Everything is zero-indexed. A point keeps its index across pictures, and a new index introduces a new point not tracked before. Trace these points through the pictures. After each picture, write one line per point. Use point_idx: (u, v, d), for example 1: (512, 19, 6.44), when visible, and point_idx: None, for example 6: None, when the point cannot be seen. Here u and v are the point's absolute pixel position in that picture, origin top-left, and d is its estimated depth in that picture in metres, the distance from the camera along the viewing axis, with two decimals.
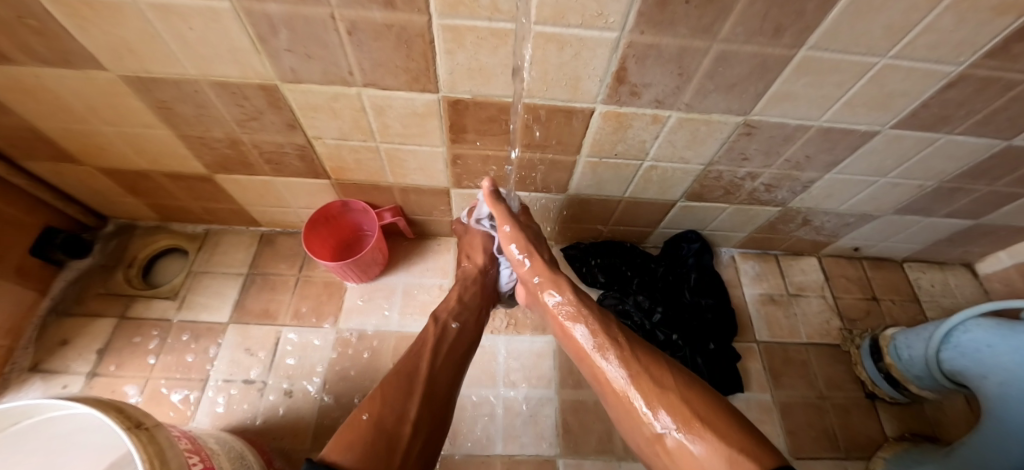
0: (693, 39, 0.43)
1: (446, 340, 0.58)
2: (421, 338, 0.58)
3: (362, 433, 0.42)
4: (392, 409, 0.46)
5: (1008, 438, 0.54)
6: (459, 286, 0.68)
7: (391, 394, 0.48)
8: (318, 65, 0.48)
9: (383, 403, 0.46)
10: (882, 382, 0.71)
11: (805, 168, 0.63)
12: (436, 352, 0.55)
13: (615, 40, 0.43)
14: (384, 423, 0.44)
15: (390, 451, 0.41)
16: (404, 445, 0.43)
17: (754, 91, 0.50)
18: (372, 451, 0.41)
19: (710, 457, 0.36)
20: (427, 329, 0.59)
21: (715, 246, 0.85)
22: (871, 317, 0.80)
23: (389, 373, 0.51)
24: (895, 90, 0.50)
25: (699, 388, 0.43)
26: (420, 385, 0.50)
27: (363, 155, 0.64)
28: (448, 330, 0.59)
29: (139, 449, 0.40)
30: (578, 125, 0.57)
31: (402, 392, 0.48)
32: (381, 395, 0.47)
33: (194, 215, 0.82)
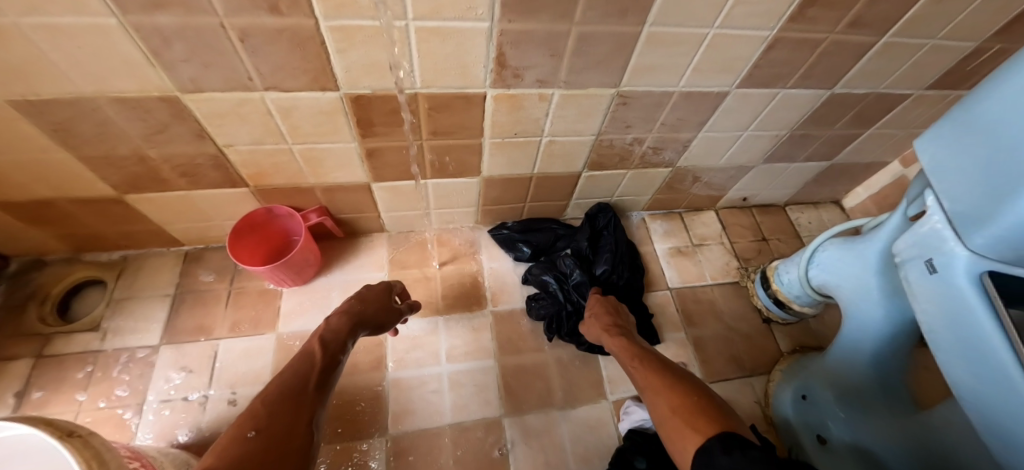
0: (555, 24, 0.50)
1: (336, 362, 0.55)
2: (306, 355, 0.54)
3: (248, 447, 0.37)
4: (281, 424, 0.42)
5: (859, 333, 0.67)
6: (342, 312, 0.63)
7: (278, 411, 0.43)
8: (217, 73, 0.51)
9: (271, 418, 0.42)
10: (773, 306, 0.83)
11: (681, 129, 0.73)
12: (325, 372, 0.52)
13: (488, 30, 0.50)
14: (274, 436, 0.40)
15: (280, 460, 0.38)
16: (297, 452, 0.40)
17: (618, 64, 0.59)
18: (265, 460, 0.37)
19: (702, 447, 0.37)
20: (313, 347, 0.56)
21: (627, 211, 0.94)
22: (762, 255, 0.92)
23: (271, 388, 0.47)
24: (732, 55, 0.60)
25: (696, 389, 0.45)
26: (309, 399, 0.47)
27: (279, 158, 0.67)
28: (341, 360, 0.56)
29: (75, 454, 0.41)
30: (476, 109, 0.63)
31: (290, 407, 0.45)
32: (269, 415, 0.42)
33: (108, 241, 0.80)
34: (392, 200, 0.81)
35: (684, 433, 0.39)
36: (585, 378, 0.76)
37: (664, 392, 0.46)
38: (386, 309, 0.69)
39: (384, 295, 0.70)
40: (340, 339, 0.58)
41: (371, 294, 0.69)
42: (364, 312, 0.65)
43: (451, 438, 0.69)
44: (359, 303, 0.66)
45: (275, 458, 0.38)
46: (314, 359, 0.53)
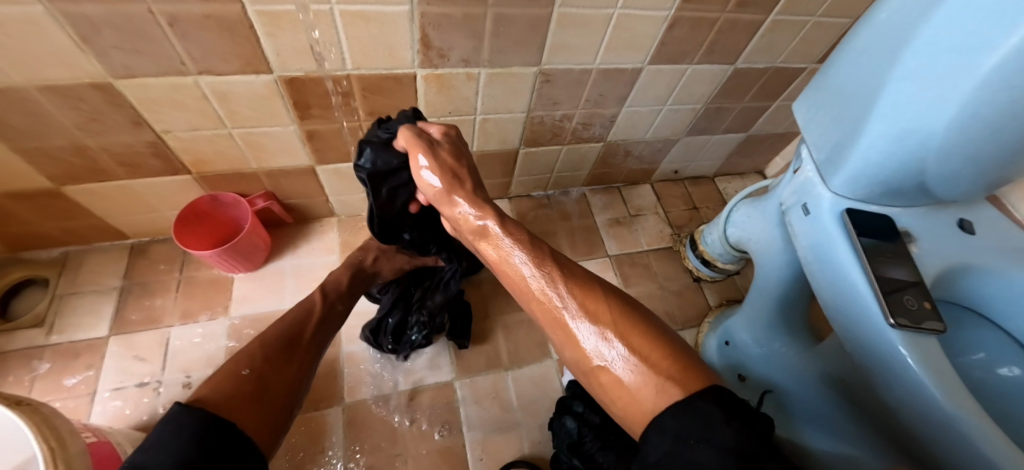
0: (469, 6, 0.55)
1: (327, 315, 0.62)
2: (304, 309, 0.61)
3: (239, 383, 0.44)
4: (272, 368, 0.48)
5: (764, 280, 0.75)
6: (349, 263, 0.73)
7: (273, 355, 0.50)
8: (149, 59, 0.53)
9: (265, 361, 0.48)
10: (701, 266, 0.91)
11: (604, 105, 0.80)
12: (316, 325, 0.59)
13: (409, 12, 0.55)
14: (264, 379, 0.46)
15: (269, 402, 0.44)
16: (286, 396, 0.47)
17: (536, 44, 0.65)
18: (250, 403, 0.42)
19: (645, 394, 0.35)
20: (314, 303, 0.63)
21: (568, 187, 1.01)
22: (693, 221, 1.00)
23: (269, 336, 0.53)
24: (639, 33, 0.67)
25: (642, 321, 0.40)
26: (300, 351, 0.54)
27: (220, 144, 0.69)
28: (336, 310, 0.65)
29: (25, 419, 0.44)
30: (408, 89, 0.67)
31: (283, 353, 0.51)
32: (265, 357, 0.49)
33: (48, 238, 0.79)
34: (338, 183, 0.84)
35: (637, 383, 0.36)
36: (530, 340, 0.82)
37: (594, 328, 0.39)
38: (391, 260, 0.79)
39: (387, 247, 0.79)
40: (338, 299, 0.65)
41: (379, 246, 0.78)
42: (365, 264, 0.74)
43: (405, 401, 0.73)
44: (361, 255, 0.75)
45: (264, 399, 0.44)
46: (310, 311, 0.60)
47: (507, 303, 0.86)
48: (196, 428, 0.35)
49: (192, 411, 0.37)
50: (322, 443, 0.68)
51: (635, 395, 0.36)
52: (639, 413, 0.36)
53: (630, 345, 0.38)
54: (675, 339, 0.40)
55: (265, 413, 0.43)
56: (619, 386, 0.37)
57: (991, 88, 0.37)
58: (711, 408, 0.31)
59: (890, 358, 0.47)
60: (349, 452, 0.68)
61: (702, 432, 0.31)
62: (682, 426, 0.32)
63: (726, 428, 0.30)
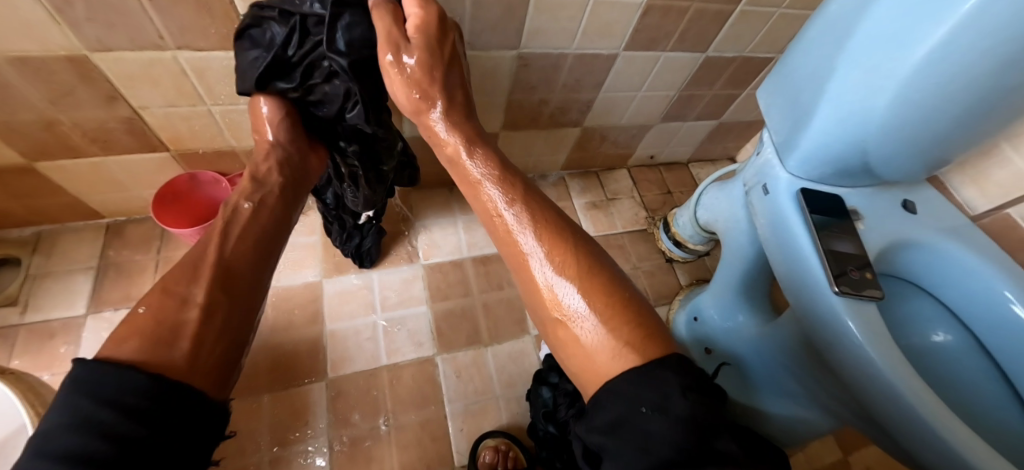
0: None
1: (242, 219, 0.50)
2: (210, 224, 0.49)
3: (137, 323, 0.36)
4: (171, 298, 0.39)
5: (729, 258, 0.80)
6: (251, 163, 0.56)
7: (172, 284, 0.41)
8: (123, 32, 0.54)
9: (162, 294, 0.39)
10: (673, 247, 0.95)
11: (581, 90, 0.82)
12: (228, 232, 0.47)
13: None
14: (165, 312, 0.38)
15: (174, 337, 0.36)
16: (194, 326, 0.38)
17: (514, 28, 0.66)
18: (150, 343, 0.35)
19: (602, 349, 0.38)
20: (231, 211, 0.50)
21: (546, 171, 1.03)
22: (667, 205, 1.04)
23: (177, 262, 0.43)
24: (612, 19, 0.69)
25: (608, 278, 0.42)
26: (210, 267, 0.43)
27: (197, 121, 0.69)
28: (239, 207, 0.51)
29: (9, 386, 0.45)
30: None
31: (185, 277, 0.41)
32: (160, 290, 0.40)
33: (16, 217, 0.77)
34: None
35: (596, 344, 0.38)
36: (509, 316, 0.85)
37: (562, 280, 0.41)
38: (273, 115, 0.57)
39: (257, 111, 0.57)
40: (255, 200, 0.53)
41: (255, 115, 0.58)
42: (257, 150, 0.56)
43: (387, 376, 0.76)
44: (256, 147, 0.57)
45: (168, 337, 0.36)
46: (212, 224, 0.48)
47: (487, 282, 0.88)
48: (104, 390, 0.30)
49: (93, 372, 0.31)
50: (305, 416, 0.70)
51: (590, 352, 0.39)
52: (590, 368, 0.38)
53: (594, 306, 0.40)
54: (640, 299, 0.42)
55: (167, 352, 0.35)
56: (578, 343, 0.39)
57: (938, 64, 0.40)
58: (668, 377, 0.33)
59: (835, 325, 0.50)
60: (331, 424, 0.70)
61: (656, 397, 0.32)
62: (634, 388, 0.33)
63: (680, 399, 0.31)
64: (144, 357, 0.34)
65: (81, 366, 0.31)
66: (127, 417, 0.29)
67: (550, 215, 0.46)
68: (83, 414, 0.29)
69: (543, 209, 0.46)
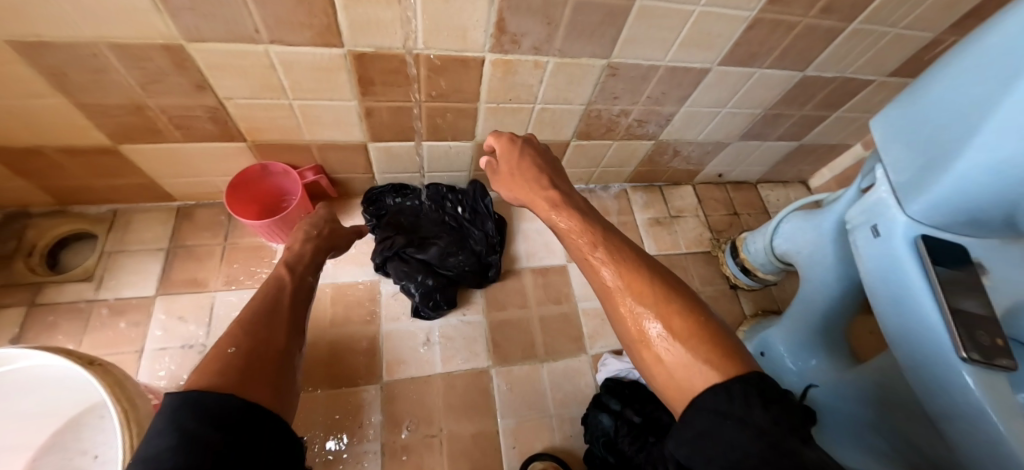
0: None
1: (293, 285, 0.55)
2: (271, 284, 0.54)
3: (229, 360, 0.37)
4: (258, 340, 0.42)
5: (807, 293, 0.74)
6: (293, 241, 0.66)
7: (254, 329, 0.43)
8: (220, 23, 0.52)
9: (247, 337, 0.42)
10: (740, 274, 0.89)
11: (664, 103, 0.77)
12: (286, 294, 0.52)
13: None
14: (256, 350, 0.40)
15: (261, 372, 0.38)
16: (277, 366, 0.40)
17: (610, 37, 0.63)
18: (249, 372, 0.37)
19: (683, 369, 0.35)
20: (282, 278, 0.56)
21: (609, 182, 0.98)
22: (733, 227, 0.98)
23: (244, 313, 0.46)
24: (714, 32, 0.64)
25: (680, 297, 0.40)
26: (282, 318, 0.48)
27: (276, 114, 0.68)
28: (308, 281, 0.59)
29: (99, 378, 0.45)
30: (473, 74, 0.66)
31: (265, 323, 0.45)
32: (247, 332, 0.42)
33: (96, 194, 0.79)
34: (385, 162, 0.81)
35: (677, 363, 0.35)
36: (566, 334, 0.82)
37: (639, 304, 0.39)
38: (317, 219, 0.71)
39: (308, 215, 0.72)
40: (306, 270, 0.60)
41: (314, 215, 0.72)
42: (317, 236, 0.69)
43: (442, 384, 0.75)
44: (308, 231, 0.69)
45: (257, 369, 0.38)
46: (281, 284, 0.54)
47: (545, 295, 0.85)
48: (204, 405, 0.31)
49: (187, 399, 0.31)
50: (359, 419, 0.70)
51: (674, 375, 0.35)
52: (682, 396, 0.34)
53: (667, 323, 0.38)
54: (714, 316, 0.39)
55: (259, 384, 0.36)
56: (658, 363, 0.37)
57: None
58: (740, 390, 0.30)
59: (958, 390, 0.46)
60: (385, 430, 0.70)
61: (733, 409, 0.29)
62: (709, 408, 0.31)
63: (761, 411, 0.29)
64: (235, 384, 0.34)
65: (178, 394, 0.31)
66: (210, 424, 0.29)
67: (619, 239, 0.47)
68: (184, 430, 0.28)
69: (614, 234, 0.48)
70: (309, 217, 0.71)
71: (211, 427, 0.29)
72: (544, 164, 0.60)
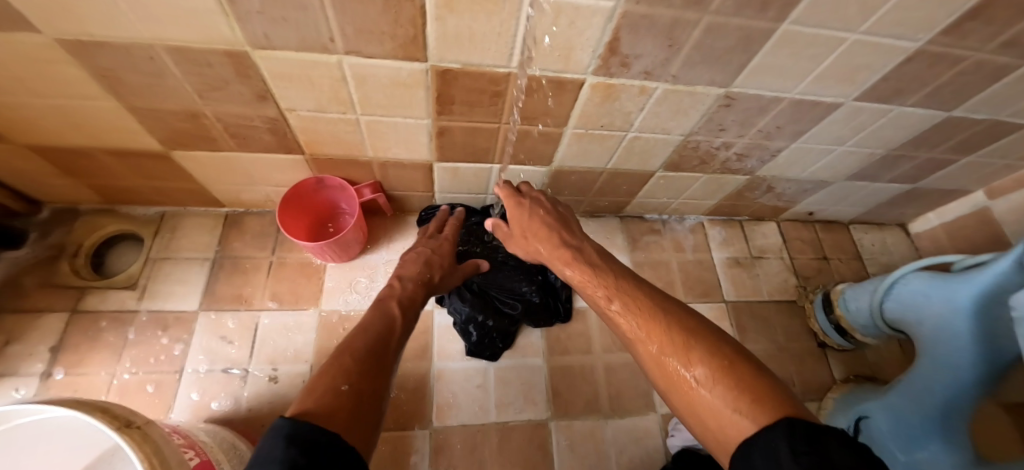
0: (685, 11, 0.44)
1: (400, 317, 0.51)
2: (385, 316, 0.49)
3: (339, 399, 0.33)
4: (369, 376, 0.37)
5: (929, 373, 0.63)
6: (408, 270, 0.61)
7: (367, 367, 0.39)
8: (293, 29, 0.45)
9: (364, 376, 0.37)
10: (832, 332, 0.79)
11: (775, 137, 0.67)
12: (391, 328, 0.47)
13: (610, 10, 0.43)
14: (366, 395, 0.35)
15: (365, 418, 0.33)
16: (375, 415, 0.35)
17: (737, 63, 0.53)
18: (350, 412, 0.32)
19: (719, 411, 0.31)
20: (393, 314, 0.50)
21: (684, 214, 0.89)
22: (822, 274, 0.88)
23: (355, 343, 0.42)
24: (861, 64, 0.53)
25: (707, 335, 0.37)
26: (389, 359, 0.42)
27: (341, 128, 0.60)
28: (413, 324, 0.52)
29: (135, 449, 0.38)
30: (567, 97, 0.57)
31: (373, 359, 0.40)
32: (359, 368, 0.38)
33: (144, 196, 0.74)
34: (449, 181, 0.74)
35: (713, 403, 0.32)
36: (634, 387, 0.74)
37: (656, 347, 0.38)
38: (434, 255, 0.65)
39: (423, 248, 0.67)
40: (415, 310, 0.54)
41: (433, 252, 0.66)
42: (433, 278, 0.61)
43: (497, 436, 0.68)
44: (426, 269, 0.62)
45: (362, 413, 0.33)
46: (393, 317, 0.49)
47: (611, 340, 0.78)
48: (300, 433, 0.26)
49: (297, 423, 0.28)
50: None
51: (711, 418, 0.32)
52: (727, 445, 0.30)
53: (694, 368, 0.34)
54: (748, 356, 0.35)
55: (359, 433, 0.31)
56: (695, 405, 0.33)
57: None
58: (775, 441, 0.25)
59: None
60: None
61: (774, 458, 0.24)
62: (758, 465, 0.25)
63: (791, 463, 0.23)
64: (333, 420, 0.30)
65: (290, 418, 0.28)
66: (308, 455, 0.25)
67: (631, 283, 0.47)
68: (284, 456, 0.24)
69: (627, 279, 0.48)
70: (420, 250, 0.65)
71: (307, 454, 0.25)
72: (556, 216, 0.61)
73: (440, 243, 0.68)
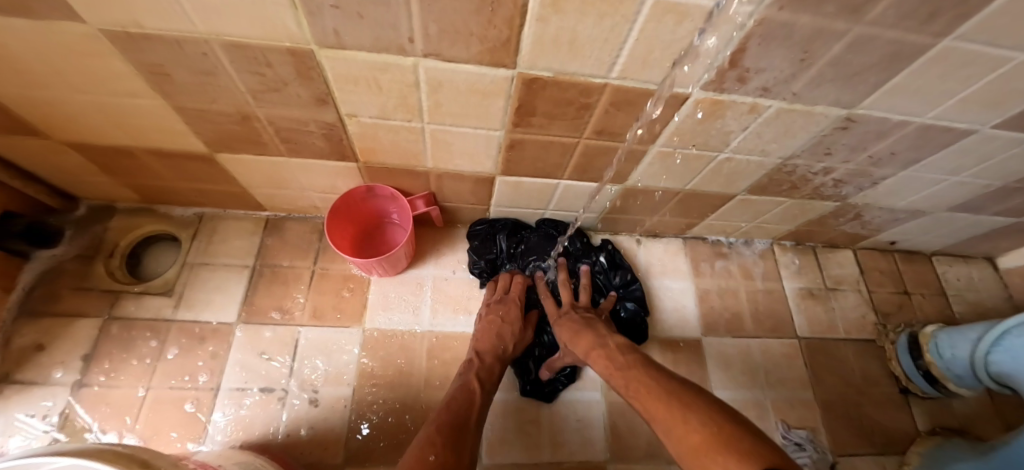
0: (835, 20, 0.37)
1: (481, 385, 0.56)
2: (465, 387, 0.55)
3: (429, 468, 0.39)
4: (454, 450, 0.43)
5: None
6: (483, 338, 0.65)
7: (449, 438, 0.45)
8: (369, 27, 0.38)
9: (445, 446, 0.43)
10: (918, 378, 0.72)
11: (882, 165, 0.59)
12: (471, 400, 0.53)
13: (745, 17, 0.36)
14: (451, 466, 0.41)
15: None
16: None
17: (872, 82, 0.45)
18: None
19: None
20: (473, 386, 0.55)
21: (753, 238, 0.82)
22: (903, 311, 0.81)
23: (443, 416, 0.49)
24: (1018, 89, 0.45)
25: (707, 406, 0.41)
26: (469, 430, 0.49)
27: (403, 136, 0.55)
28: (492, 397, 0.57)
29: None
30: (663, 113, 0.50)
31: (454, 430, 0.47)
32: (445, 441, 0.44)
33: (183, 197, 0.70)
34: (510, 195, 0.68)
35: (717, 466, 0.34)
36: None
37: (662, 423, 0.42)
38: (506, 319, 0.68)
39: (495, 307, 0.69)
40: (493, 380, 0.59)
41: (506, 317, 0.68)
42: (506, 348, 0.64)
43: None
44: (499, 339, 0.65)
45: None
46: (472, 386, 0.55)
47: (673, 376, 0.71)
48: None
49: None
50: None
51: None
52: None
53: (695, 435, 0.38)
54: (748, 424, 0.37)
55: None
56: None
57: None
58: None
59: None
60: None
61: None
62: None
63: None
64: None
65: None
66: None
67: (642, 366, 0.52)
68: None
69: (639, 361, 0.53)
70: (490, 314, 0.68)
71: None
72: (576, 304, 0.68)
73: (511, 304, 0.70)
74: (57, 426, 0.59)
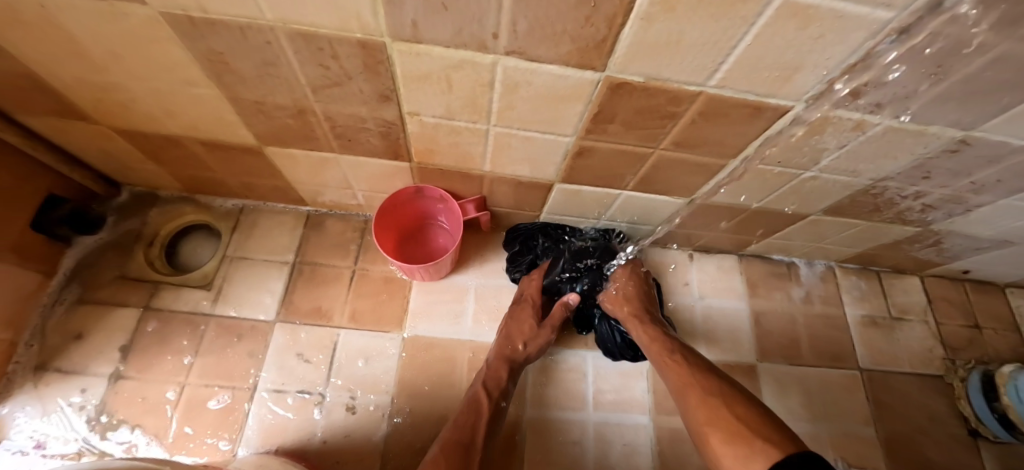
0: (991, 31, 0.30)
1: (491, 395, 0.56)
2: (471, 400, 0.55)
3: None
4: None
5: None
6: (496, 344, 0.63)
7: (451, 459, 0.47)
8: (452, 21, 0.33)
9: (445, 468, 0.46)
10: (991, 422, 0.67)
11: (981, 192, 0.53)
12: (478, 410, 0.54)
13: (885, 22, 0.30)
14: None
15: None
16: None
17: (1002, 104, 0.38)
18: None
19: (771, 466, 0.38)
20: (481, 399, 0.55)
21: (813, 259, 0.78)
22: (974, 347, 0.76)
23: (447, 435, 0.51)
24: None
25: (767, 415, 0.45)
26: (473, 446, 0.50)
27: (464, 138, 0.51)
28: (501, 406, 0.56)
29: None
30: (756, 125, 0.46)
31: (459, 449, 0.49)
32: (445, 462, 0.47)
33: (226, 188, 0.68)
34: (564, 202, 0.65)
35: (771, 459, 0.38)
36: None
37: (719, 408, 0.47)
38: (518, 322, 0.65)
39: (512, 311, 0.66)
40: (502, 387, 0.58)
41: (518, 319, 0.65)
42: (516, 351, 0.62)
43: None
44: (509, 342, 0.63)
45: None
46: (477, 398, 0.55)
47: None
48: None
49: None
50: None
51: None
52: None
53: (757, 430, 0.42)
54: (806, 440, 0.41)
55: None
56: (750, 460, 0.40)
57: None
58: None
59: None
60: None
61: None
62: None
63: None
64: None
65: None
66: None
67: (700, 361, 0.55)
68: None
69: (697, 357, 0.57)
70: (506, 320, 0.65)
71: None
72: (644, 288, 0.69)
73: (524, 308, 0.67)
74: (95, 418, 0.58)
